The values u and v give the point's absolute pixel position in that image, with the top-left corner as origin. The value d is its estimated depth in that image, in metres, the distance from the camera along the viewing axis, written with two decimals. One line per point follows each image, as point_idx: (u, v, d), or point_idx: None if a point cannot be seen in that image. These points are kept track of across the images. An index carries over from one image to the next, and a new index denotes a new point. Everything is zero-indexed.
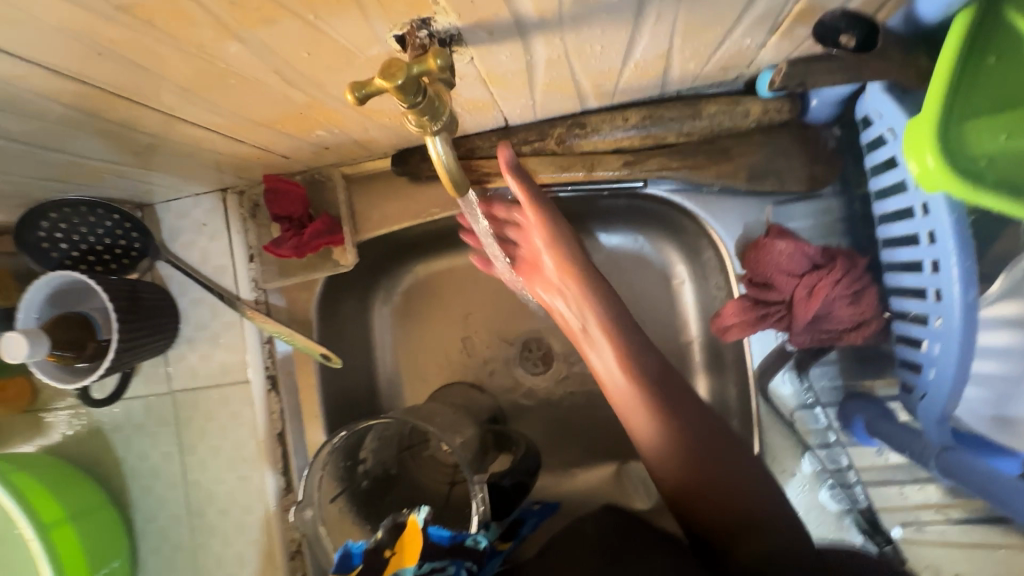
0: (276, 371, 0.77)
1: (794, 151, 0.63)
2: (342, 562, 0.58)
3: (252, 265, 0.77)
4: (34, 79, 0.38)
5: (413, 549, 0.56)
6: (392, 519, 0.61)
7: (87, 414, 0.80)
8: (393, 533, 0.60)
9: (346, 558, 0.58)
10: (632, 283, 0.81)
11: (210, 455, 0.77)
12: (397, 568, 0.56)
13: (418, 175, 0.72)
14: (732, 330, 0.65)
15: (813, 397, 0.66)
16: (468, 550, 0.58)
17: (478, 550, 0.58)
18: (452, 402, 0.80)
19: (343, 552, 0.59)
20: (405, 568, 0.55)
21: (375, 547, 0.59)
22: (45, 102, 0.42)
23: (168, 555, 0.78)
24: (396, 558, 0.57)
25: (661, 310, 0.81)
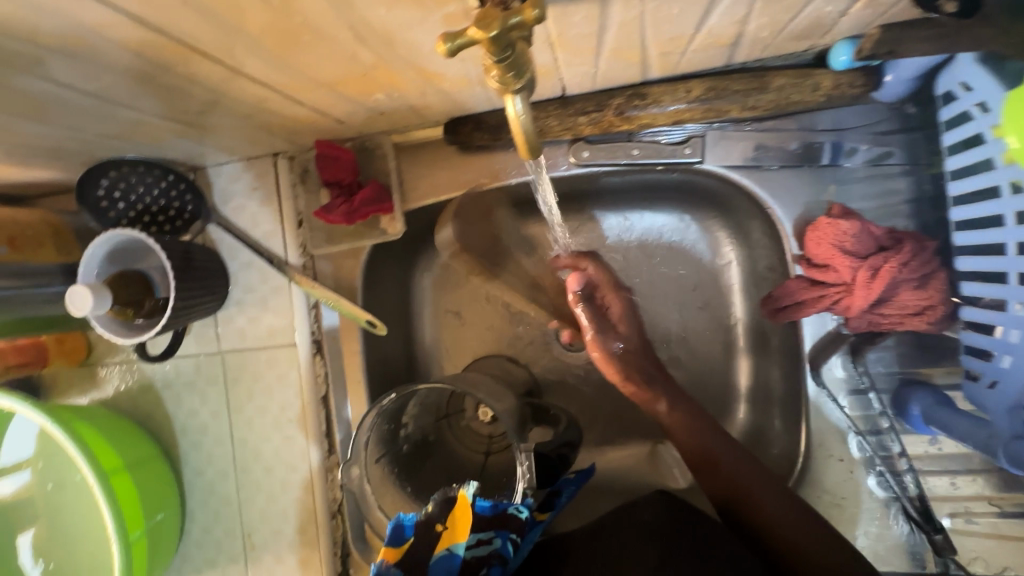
0: (321, 337, 0.78)
1: None
2: (394, 535, 0.56)
3: (301, 230, 0.77)
4: (116, 28, 0.39)
5: (466, 526, 0.56)
6: (443, 492, 0.59)
7: (139, 369, 0.83)
8: (444, 507, 0.58)
9: (399, 530, 0.56)
10: (677, 262, 0.80)
11: (257, 415, 0.79)
12: (451, 543, 0.56)
13: (469, 144, 0.72)
14: (785, 309, 0.64)
15: (868, 382, 0.64)
16: (512, 519, 0.60)
17: (520, 519, 0.60)
18: (492, 374, 0.82)
19: (395, 524, 0.56)
20: (460, 544, 0.56)
21: (426, 520, 0.57)
22: (122, 53, 0.42)
23: (214, 507, 0.81)
24: (449, 533, 0.57)
25: (705, 291, 0.80)
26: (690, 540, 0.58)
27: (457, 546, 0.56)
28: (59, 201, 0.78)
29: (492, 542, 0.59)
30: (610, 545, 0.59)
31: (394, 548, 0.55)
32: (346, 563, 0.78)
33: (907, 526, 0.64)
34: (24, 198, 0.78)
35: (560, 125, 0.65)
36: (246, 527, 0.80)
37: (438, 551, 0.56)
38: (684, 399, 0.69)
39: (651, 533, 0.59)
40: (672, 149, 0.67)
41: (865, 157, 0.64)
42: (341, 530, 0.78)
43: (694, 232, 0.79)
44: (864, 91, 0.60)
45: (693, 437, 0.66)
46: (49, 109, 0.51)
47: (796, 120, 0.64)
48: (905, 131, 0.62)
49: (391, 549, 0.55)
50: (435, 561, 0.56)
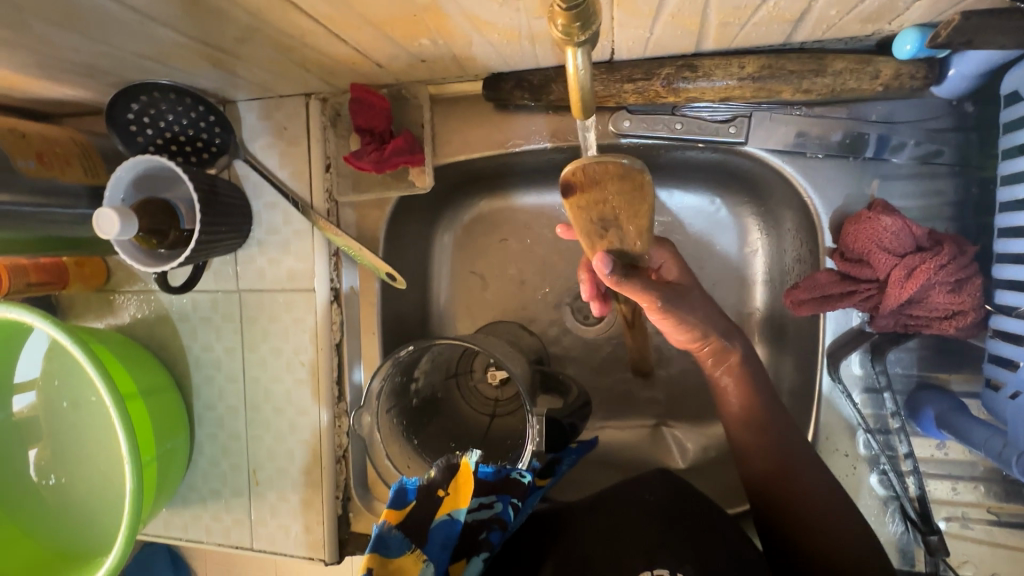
0: (339, 286, 0.78)
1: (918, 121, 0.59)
2: (398, 498, 0.60)
3: (328, 175, 0.76)
4: None
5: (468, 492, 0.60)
6: (445, 460, 0.63)
7: (156, 300, 0.83)
8: (447, 474, 0.62)
9: (402, 493, 0.60)
10: (704, 247, 0.79)
11: (271, 356, 0.79)
12: (452, 509, 0.60)
13: (508, 102, 0.70)
14: (807, 303, 0.63)
15: (885, 382, 0.63)
16: (515, 485, 0.63)
17: (522, 485, 0.63)
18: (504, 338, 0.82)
19: (399, 487, 0.61)
20: (460, 510, 0.59)
21: (428, 485, 0.61)
22: None
23: (222, 441, 0.83)
24: (448, 499, 0.60)
25: (726, 277, 0.79)
26: (691, 527, 0.60)
27: (458, 511, 0.59)
28: (87, 122, 0.77)
29: (493, 507, 0.61)
30: (609, 521, 0.60)
31: (395, 510, 0.59)
32: (347, 506, 0.81)
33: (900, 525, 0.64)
34: (51, 116, 0.77)
35: (604, 91, 0.63)
36: (252, 462, 0.81)
37: (439, 516, 0.59)
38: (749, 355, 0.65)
39: (659, 515, 0.60)
40: (716, 127, 0.65)
41: (913, 154, 0.62)
42: (344, 475, 0.80)
43: (725, 216, 0.78)
44: (925, 84, 0.57)
45: (744, 411, 0.64)
46: (87, 22, 0.49)
47: (847, 109, 0.62)
48: (959, 129, 0.60)
49: (393, 512, 0.59)
50: (436, 526, 0.59)
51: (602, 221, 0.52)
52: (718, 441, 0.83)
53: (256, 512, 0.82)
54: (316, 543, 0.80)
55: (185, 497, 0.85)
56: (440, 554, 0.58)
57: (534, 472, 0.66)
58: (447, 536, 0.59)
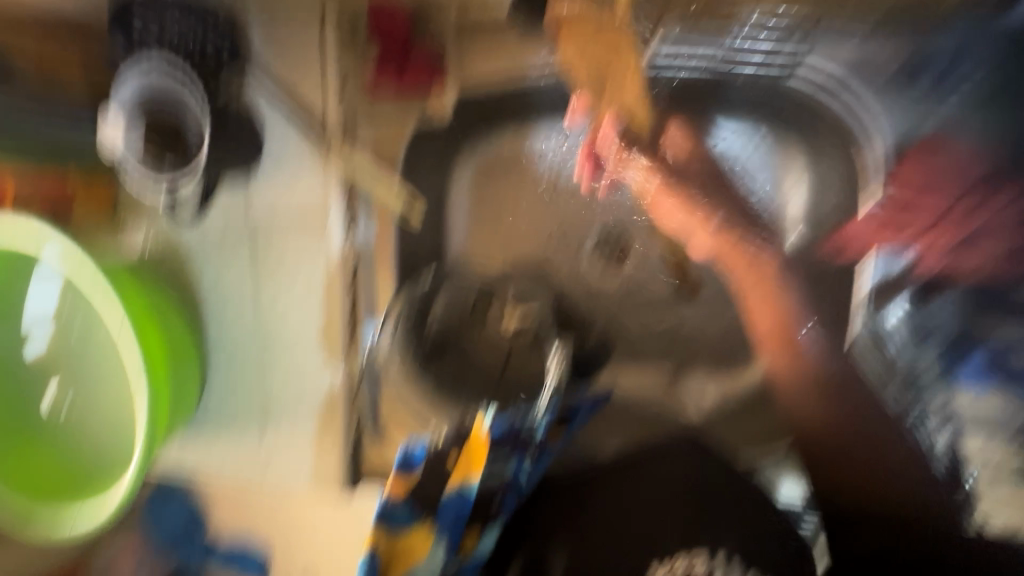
0: (355, 212, 0.75)
1: None
2: (403, 466, 0.56)
3: (344, 92, 0.72)
4: None
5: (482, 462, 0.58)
6: (455, 430, 0.60)
7: (154, 225, 0.78)
8: (457, 444, 0.58)
9: (408, 461, 0.56)
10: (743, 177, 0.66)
11: (284, 285, 0.78)
12: (463, 482, 0.58)
13: (547, 13, 0.64)
14: (861, 242, 0.65)
15: (922, 330, 0.64)
16: (525, 441, 0.61)
17: (531, 441, 0.62)
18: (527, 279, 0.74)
19: (404, 456, 0.56)
20: (472, 484, 0.57)
21: (437, 455, 0.58)
22: None
23: (235, 368, 0.82)
24: (458, 471, 0.58)
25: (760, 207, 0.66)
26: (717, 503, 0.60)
27: (469, 485, 0.57)
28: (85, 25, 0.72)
29: (506, 471, 0.60)
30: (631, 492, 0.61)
31: (402, 483, 0.56)
32: (359, 442, 0.80)
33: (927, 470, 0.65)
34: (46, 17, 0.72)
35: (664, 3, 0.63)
36: (266, 389, 0.81)
37: (450, 489, 0.57)
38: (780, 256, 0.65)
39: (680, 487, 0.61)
40: (775, 39, 0.63)
41: (971, 84, 0.60)
42: (357, 410, 0.79)
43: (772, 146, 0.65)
44: (981, 7, 0.58)
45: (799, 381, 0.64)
46: None
47: (908, 33, 0.60)
48: (1013, 57, 0.59)
49: (400, 482, 0.56)
50: (447, 500, 0.57)
51: (597, 81, 0.64)
52: None
53: (270, 441, 0.82)
54: (331, 472, 0.81)
55: (197, 425, 0.84)
56: (451, 527, 0.58)
57: (548, 427, 0.64)
58: (457, 513, 0.58)
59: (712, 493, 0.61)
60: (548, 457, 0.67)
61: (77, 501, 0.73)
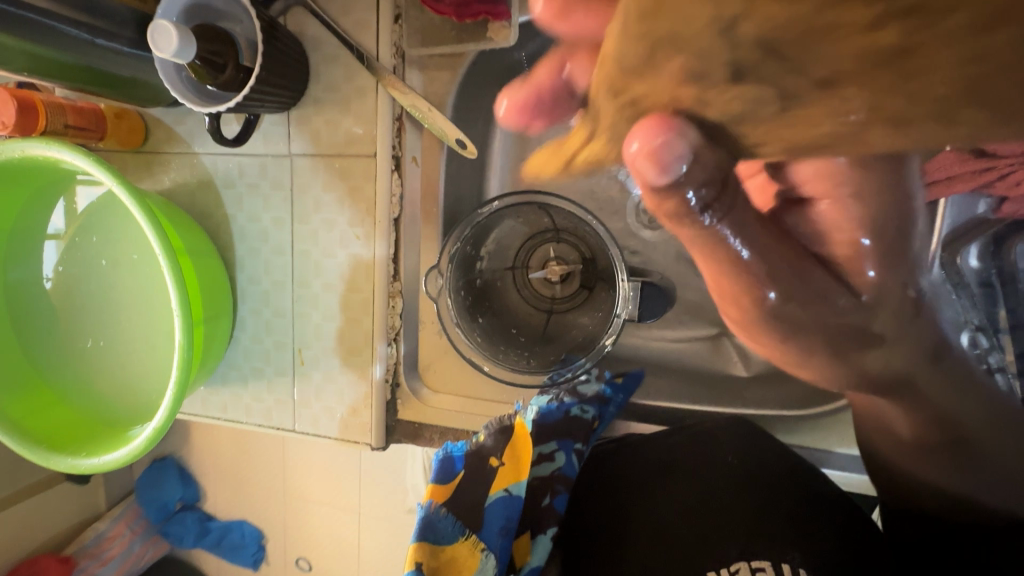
0: (401, 155, 0.73)
1: None
2: (446, 471, 0.64)
3: (396, 27, 0.68)
4: None
5: (526, 453, 0.64)
6: (497, 425, 0.69)
7: (197, 163, 0.77)
8: (499, 438, 0.67)
9: (448, 463, 0.65)
10: None
11: (323, 228, 0.74)
12: (508, 484, 0.62)
13: None
14: (940, 185, 0.55)
15: (998, 277, 0.59)
16: (572, 429, 0.69)
17: (579, 425, 0.70)
18: (574, 251, 0.77)
19: (446, 458, 0.65)
20: (516, 484, 0.62)
21: (478, 450, 0.66)
22: None
23: (266, 317, 0.78)
24: (504, 467, 0.64)
25: None
26: (788, 506, 0.58)
27: (514, 486, 0.62)
28: None
29: (556, 460, 0.67)
30: (688, 487, 0.61)
31: (442, 487, 0.62)
32: (395, 391, 0.79)
33: None
34: None
35: None
36: (297, 340, 0.78)
37: (495, 492, 0.62)
38: (878, 297, 0.51)
39: (747, 479, 0.61)
40: None
41: None
42: (394, 359, 0.78)
43: None
44: None
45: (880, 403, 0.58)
46: None
47: None
48: None
49: (439, 489, 0.62)
50: (491, 503, 0.61)
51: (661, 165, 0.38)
52: None
53: (299, 394, 0.79)
54: (361, 427, 0.77)
55: (224, 375, 0.81)
56: (499, 543, 0.58)
57: (592, 417, 0.71)
58: (505, 519, 0.59)
59: (762, 483, 0.60)
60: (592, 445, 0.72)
61: (99, 444, 0.68)
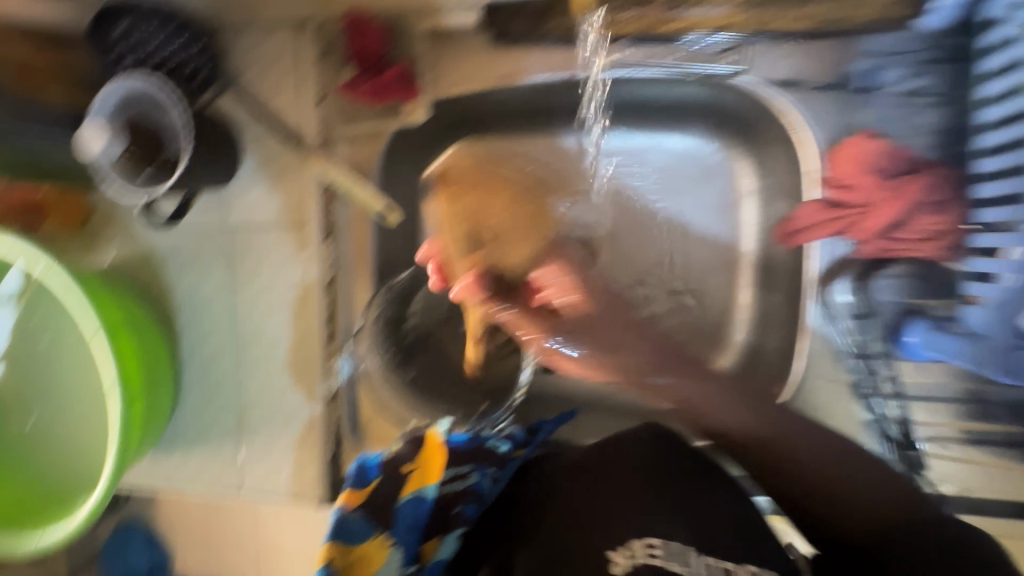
0: (332, 224, 0.77)
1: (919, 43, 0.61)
2: (357, 476, 0.49)
3: (320, 108, 0.74)
4: None
5: (441, 457, 0.52)
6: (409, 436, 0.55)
7: (141, 239, 0.81)
8: (413, 447, 0.53)
9: (362, 470, 0.49)
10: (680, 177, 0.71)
11: (262, 293, 0.79)
12: (420, 486, 0.50)
13: (506, 33, 0.69)
14: (801, 233, 0.66)
15: (868, 309, 0.65)
16: (489, 453, 0.58)
17: (496, 454, 0.59)
18: None
19: (358, 465, 0.49)
20: (431, 486, 0.50)
21: (391, 460, 0.51)
22: None
23: (211, 383, 0.81)
24: (415, 476, 0.51)
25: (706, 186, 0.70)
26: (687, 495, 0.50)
27: (428, 486, 0.50)
28: None
29: (469, 477, 0.54)
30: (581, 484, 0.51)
31: (357, 489, 0.47)
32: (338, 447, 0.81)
33: (877, 446, 0.67)
34: None
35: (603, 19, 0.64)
36: (242, 403, 0.81)
37: (406, 495, 0.49)
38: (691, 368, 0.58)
39: (641, 477, 0.51)
40: (710, 58, 0.66)
41: (901, 89, 0.63)
42: (336, 415, 0.79)
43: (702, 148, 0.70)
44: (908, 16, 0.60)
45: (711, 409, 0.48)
46: None
47: (837, 43, 0.64)
48: (958, 57, 0.59)
49: (353, 491, 0.47)
50: (403, 505, 0.48)
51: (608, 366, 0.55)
52: None
53: (246, 453, 0.81)
54: (308, 482, 0.80)
55: (173, 441, 0.83)
56: (407, 537, 0.48)
57: (512, 441, 0.62)
58: (416, 518, 0.49)
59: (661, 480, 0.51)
60: (512, 471, 0.59)
61: (46, 522, 0.69)
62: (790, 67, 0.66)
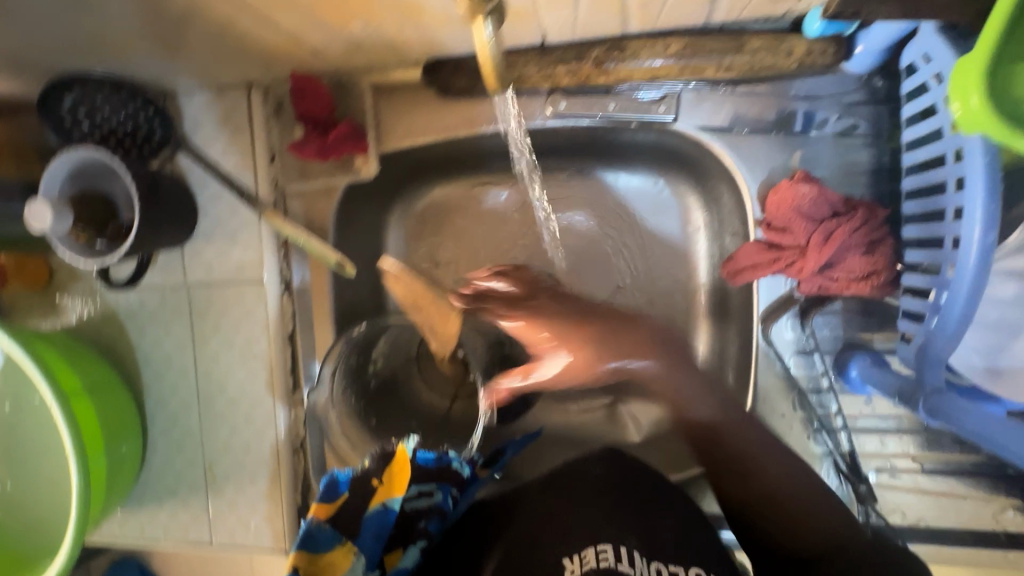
0: (290, 277, 0.79)
1: (851, 86, 0.63)
2: (328, 490, 0.54)
3: (273, 166, 0.76)
4: None
5: (405, 477, 0.57)
6: (379, 449, 0.60)
7: (103, 298, 0.82)
8: (381, 462, 0.59)
9: (333, 484, 0.55)
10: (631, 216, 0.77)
11: (223, 349, 0.79)
12: (387, 498, 0.56)
13: (448, 88, 0.71)
14: (745, 271, 0.66)
15: (813, 343, 0.67)
16: (453, 473, 0.63)
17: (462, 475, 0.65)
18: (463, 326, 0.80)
19: (330, 479, 0.55)
20: (396, 498, 0.56)
21: (362, 475, 0.57)
22: None
23: (177, 438, 0.82)
24: (384, 490, 0.57)
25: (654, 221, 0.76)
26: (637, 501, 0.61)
27: (394, 500, 0.56)
28: None
29: (433, 496, 0.61)
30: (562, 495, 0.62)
31: (325, 504, 0.54)
32: (306, 495, 0.81)
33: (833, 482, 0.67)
34: None
35: (539, 73, 0.65)
36: (208, 458, 0.81)
37: (373, 505, 0.55)
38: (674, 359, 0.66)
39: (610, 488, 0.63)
40: (648, 106, 0.68)
41: (834, 129, 0.65)
42: (302, 465, 0.81)
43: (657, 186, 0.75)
44: (835, 60, 0.62)
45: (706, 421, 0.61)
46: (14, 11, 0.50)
47: (773, 85, 0.65)
48: (888, 100, 0.63)
49: (322, 505, 0.54)
50: (370, 515, 0.55)
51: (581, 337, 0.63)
52: None
53: (214, 508, 0.81)
54: (276, 535, 0.80)
55: (140, 498, 0.83)
56: (373, 545, 0.55)
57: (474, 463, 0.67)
58: (380, 527, 0.56)
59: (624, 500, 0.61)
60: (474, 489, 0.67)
61: None
62: (729, 112, 0.66)
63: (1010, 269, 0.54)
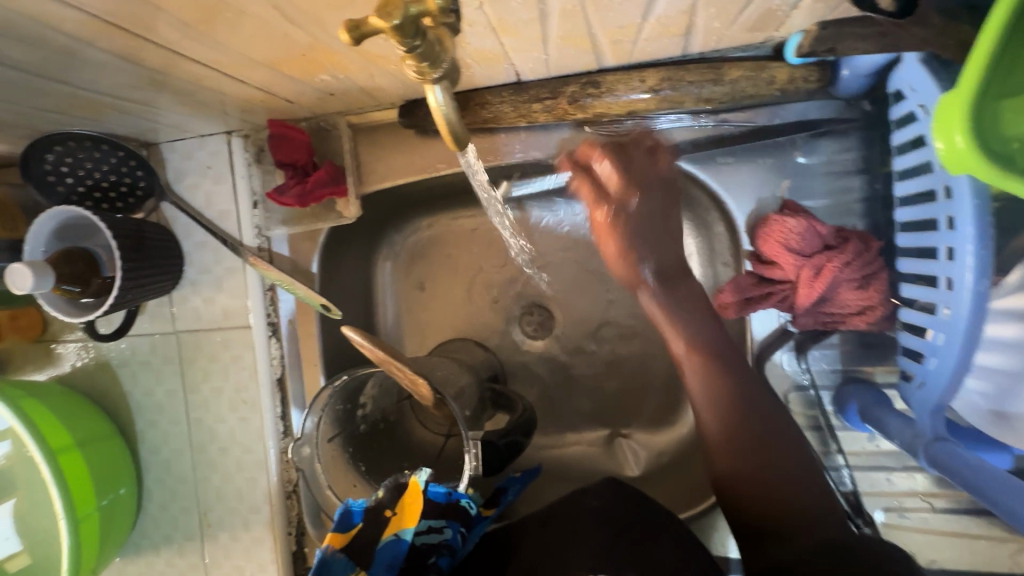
0: (277, 321, 0.79)
1: (838, 110, 0.62)
2: (342, 521, 0.60)
3: (256, 211, 0.76)
4: (61, 17, 0.40)
5: (415, 505, 0.60)
6: (392, 479, 0.64)
7: (95, 347, 0.82)
8: (393, 493, 0.62)
9: (346, 516, 0.60)
10: None
11: (213, 396, 0.79)
12: (398, 529, 0.60)
13: (424, 128, 0.70)
14: (730, 307, 0.65)
15: (809, 379, 0.67)
16: (462, 512, 0.62)
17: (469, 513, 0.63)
18: (455, 357, 0.80)
19: (344, 510, 0.61)
20: (407, 529, 0.59)
21: (375, 506, 0.62)
22: (56, 34, 0.42)
23: (171, 485, 0.81)
24: (395, 520, 0.60)
25: None
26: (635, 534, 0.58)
27: (405, 531, 0.59)
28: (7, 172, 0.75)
29: (443, 532, 0.61)
30: (561, 532, 0.61)
31: (340, 534, 0.59)
32: (300, 541, 0.81)
33: None
34: None
35: (514, 111, 0.64)
36: (202, 505, 0.81)
37: (386, 536, 0.59)
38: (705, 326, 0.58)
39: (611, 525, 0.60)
40: None
41: (825, 153, 0.65)
42: (295, 511, 0.80)
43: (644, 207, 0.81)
44: (821, 86, 0.59)
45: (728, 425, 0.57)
46: None
47: (766, 112, 0.62)
48: (877, 124, 0.61)
49: (338, 534, 0.59)
50: (382, 546, 0.59)
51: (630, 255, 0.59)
52: (671, 447, 0.82)
53: (209, 556, 0.81)
54: None
55: (137, 545, 0.83)
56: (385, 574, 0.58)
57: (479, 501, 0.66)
58: (393, 557, 0.59)
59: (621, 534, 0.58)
60: (483, 526, 0.67)
61: None
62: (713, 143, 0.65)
63: (1008, 310, 0.52)
